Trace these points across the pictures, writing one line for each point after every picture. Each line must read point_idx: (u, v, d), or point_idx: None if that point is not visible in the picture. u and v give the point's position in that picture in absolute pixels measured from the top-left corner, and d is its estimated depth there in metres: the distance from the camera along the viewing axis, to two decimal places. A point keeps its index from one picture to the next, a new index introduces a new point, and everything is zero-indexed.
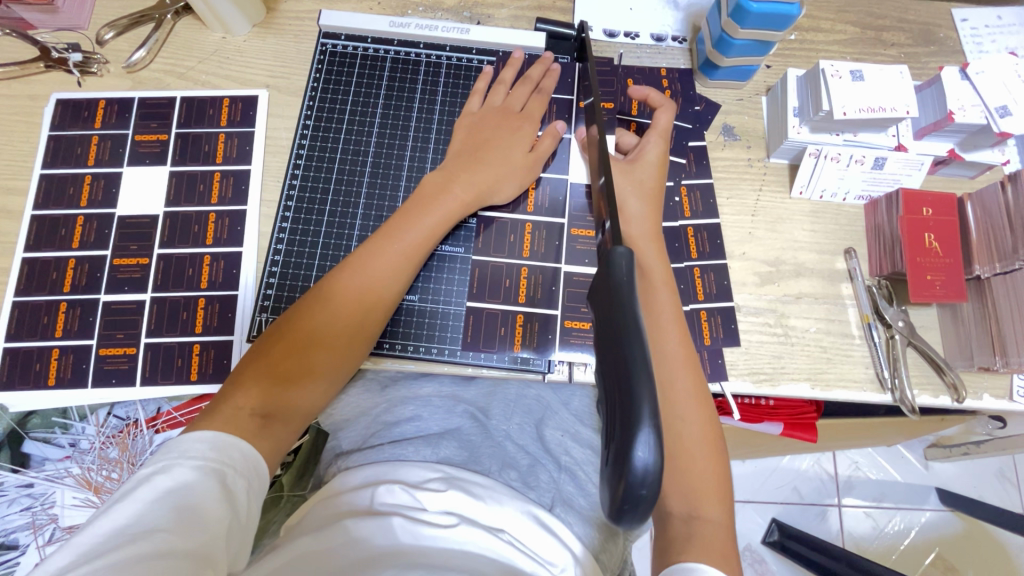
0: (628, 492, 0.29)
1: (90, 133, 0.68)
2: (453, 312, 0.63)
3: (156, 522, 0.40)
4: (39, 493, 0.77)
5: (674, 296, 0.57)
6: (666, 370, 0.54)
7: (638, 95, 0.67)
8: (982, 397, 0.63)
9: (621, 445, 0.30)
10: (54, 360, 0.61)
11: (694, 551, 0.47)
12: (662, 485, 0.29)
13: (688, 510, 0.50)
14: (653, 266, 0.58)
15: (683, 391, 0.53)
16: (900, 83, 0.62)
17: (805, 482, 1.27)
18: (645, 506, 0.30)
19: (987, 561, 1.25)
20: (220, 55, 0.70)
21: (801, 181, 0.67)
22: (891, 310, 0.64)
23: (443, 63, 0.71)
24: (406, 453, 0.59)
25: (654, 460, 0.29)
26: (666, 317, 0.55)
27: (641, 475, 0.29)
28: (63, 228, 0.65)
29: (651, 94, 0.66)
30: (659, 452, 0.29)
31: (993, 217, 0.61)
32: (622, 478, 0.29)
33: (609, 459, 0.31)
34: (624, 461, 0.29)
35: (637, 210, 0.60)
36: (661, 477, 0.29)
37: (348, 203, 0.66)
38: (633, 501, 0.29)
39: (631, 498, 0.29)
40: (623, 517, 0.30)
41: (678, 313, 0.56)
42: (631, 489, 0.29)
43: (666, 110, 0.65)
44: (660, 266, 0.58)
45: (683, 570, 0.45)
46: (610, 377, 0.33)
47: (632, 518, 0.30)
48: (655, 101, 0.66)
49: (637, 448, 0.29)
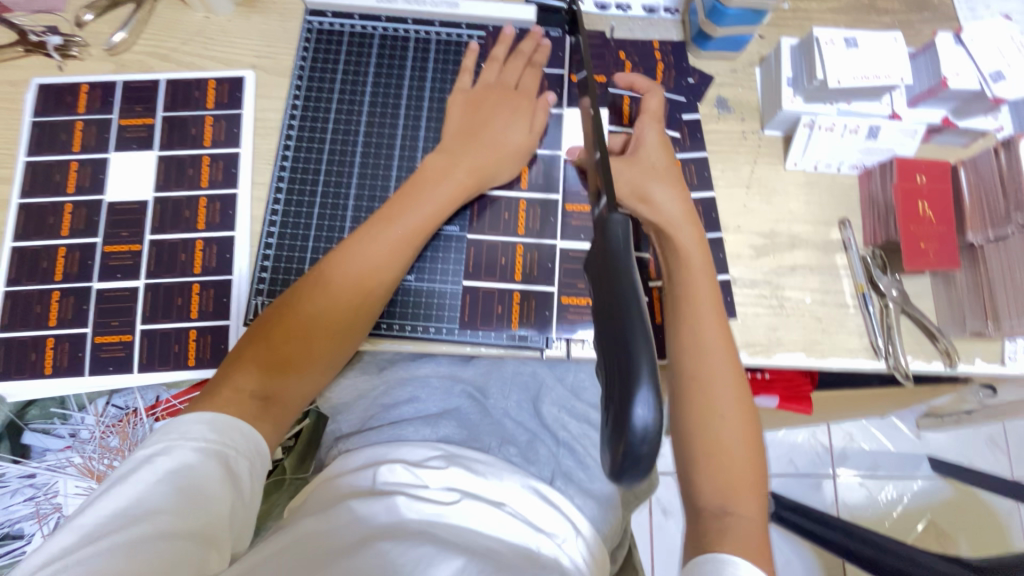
0: (628, 450, 0.29)
1: (74, 118, 0.66)
2: (449, 291, 0.63)
3: (157, 504, 0.41)
4: (40, 483, 0.77)
5: (714, 286, 0.57)
6: (704, 367, 0.53)
7: (624, 81, 0.67)
8: (974, 362, 0.63)
9: (621, 405, 0.30)
10: (49, 349, 0.61)
11: (727, 545, 0.48)
12: (662, 442, 0.29)
13: (721, 506, 0.50)
14: (693, 258, 0.57)
15: (722, 387, 0.53)
16: (895, 49, 0.61)
17: (801, 454, 1.29)
18: (645, 464, 0.30)
19: (978, 525, 1.29)
20: (203, 36, 0.69)
21: (795, 153, 0.67)
22: (885, 279, 0.64)
23: (433, 39, 0.70)
24: (406, 433, 0.59)
25: (654, 419, 0.29)
26: (703, 304, 0.55)
27: (641, 433, 0.29)
28: (52, 216, 0.64)
29: (637, 80, 0.66)
30: (659, 411, 0.30)
31: (988, 184, 0.60)
32: (622, 437, 0.29)
33: (609, 420, 0.31)
34: (624, 422, 0.30)
35: (664, 194, 0.59)
36: (661, 435, 0.29)
37: (340, 184, 0.65)
38: (634, 460, 0.29)
39: (632, 457, 0.29)
40: (623, 475, 0.30)
41: (717, 307, 0.55)
42: (631, 448, 0.29)
43: (653, 94, 0.64)
44: (701, 252, 0.57)
45: (716, 561, 0.47)
46: (608, 346, 0.33)
47: (632, 478, 0.31)
48: (642, 86, 0.66)
49: (636, 407, 0.29)
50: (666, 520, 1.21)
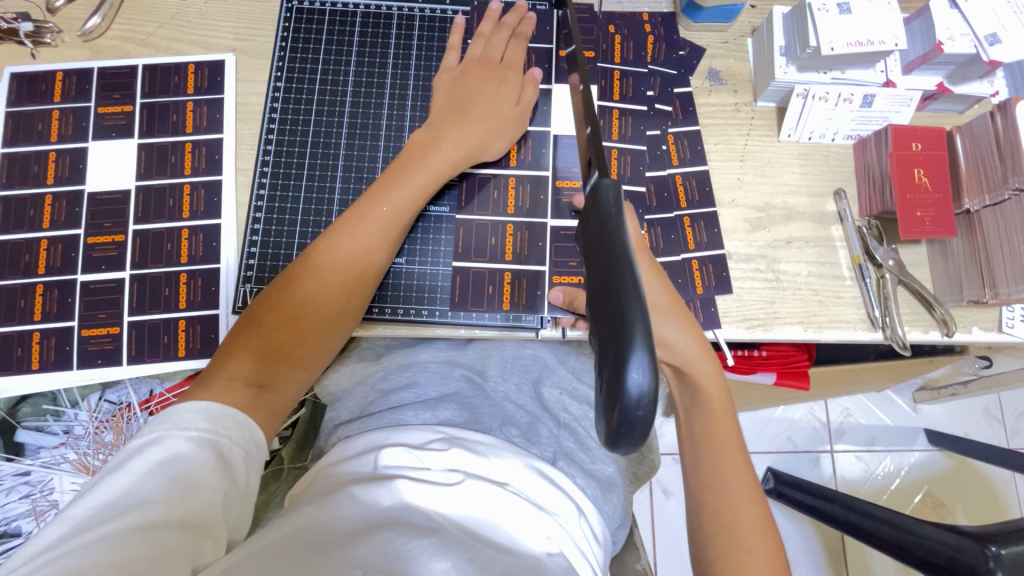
0: (623, 416, 0.29)
1: (50, 107, 0.64)
2: (442, 274, 0.62)
3: (149, 494, 0.40)
4: (36, 480, 0.77)
5: (718, 369, 0.54)
6: (716, 450, 0.52)
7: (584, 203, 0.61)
8: (971, 331, 0.63)
9: (614, 371, 0.29)
10: (36, 344, 0.60)
11: None
12: (657, 408, 0.29)
13: None
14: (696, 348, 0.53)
15: (752, 525, 0.50)
16: (889, 14, 0.60)
17: (799, 431, 1.30)
18: (641, 429, 0.29)
19: (974, 495, 1.30)
20: (180, 19, 0.67)
21: (789, 124, 0.65)
22: (881, 249, 0.63)
23: (417, 15, 0.68)
24: (405, 417, 0.58)
25: (648, 384, 0.29)
26: (727, 442, 0.52)
27: (636, 398, 0.29)
28: (32, 208, 0.62)
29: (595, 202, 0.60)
30: (654, 376, 0.29)
31: (985, 149, 0.59)
32: (616, 403, 0.29)
33: (603, 387, 0.31)
34: (618, 388, 0.29)
35: (684, 337, 0.53)
36: (656, 400, 0.29)
37: (327, 167, 0.64)
38: (629, 425, 0.29)
39: (626, 423, 0.29)
40: (620, 442, 0.30)
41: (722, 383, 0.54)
42: (626, 414, 0.29)
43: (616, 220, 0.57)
44: (722, 393, 0.54)
45: None
46: (601, 315, 0.32)
47: (629, 445, 0.30)
48: None
49: (631, 372, 0.29)
50: (666, 500, 1.22)
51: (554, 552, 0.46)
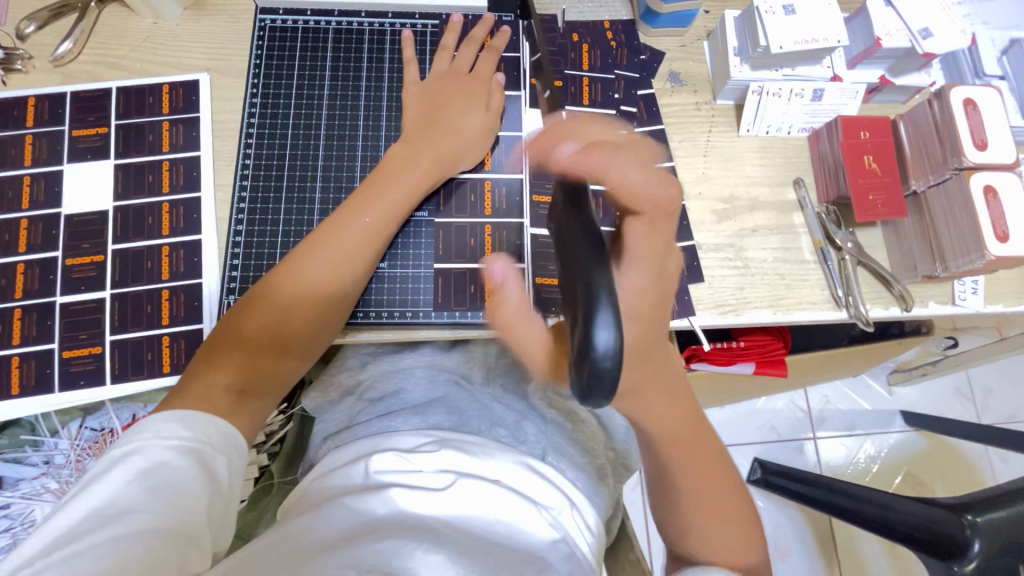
0: (592, 370, 0.32)
1: (22, 132, 0.64)
2: (423, 275, 0.64)
3: (131, 503, 0.40)
4: (15, 513, 0.74)
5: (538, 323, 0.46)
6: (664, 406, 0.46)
7: None
8: (928, 305, 0.67)
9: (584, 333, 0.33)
10: (14, 368, 0.59)
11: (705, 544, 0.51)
12: (622, 366, 0.32)
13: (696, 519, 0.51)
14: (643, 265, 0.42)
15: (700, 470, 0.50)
16: (830, 13, 0.64)
17: (782, 421, 1.33)
18: (609, 380, 0.32)
19: (951, 470, 1.34)
20: (153, 41, 0.68)
21: (747, 119, 0.69)
22: (840, 233, 0.66)
23: (388, 30, 0.70)
24: (395, 424, 0.60)
25: (613, 342, 0.32)
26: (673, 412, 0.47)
27: (603, 354, 0.32)
28: (7, 233, 0.62)
29: None
30: (618, 335, 0.33)
31: (925, 135, 0.64)
32: (587, 362, 0.32)
33: (574, 349, 0.34)
34: (587, 347, 0.32)
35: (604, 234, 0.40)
36: (621, 357, 0.32)
37: (305, 180, 0.65)
38: (597, 378, 0.32)
39: (594, 376, 0.32)
40: (591, 395, 0.33)
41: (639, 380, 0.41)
42: (594, 368, 0.32)
43: None
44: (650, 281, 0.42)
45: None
46: (569, 275, 0.36)
47: (597, 395, 0.33)
48: None
49: (598, 331, 0.32)
50: None
51: (556, 540, 0.49)
